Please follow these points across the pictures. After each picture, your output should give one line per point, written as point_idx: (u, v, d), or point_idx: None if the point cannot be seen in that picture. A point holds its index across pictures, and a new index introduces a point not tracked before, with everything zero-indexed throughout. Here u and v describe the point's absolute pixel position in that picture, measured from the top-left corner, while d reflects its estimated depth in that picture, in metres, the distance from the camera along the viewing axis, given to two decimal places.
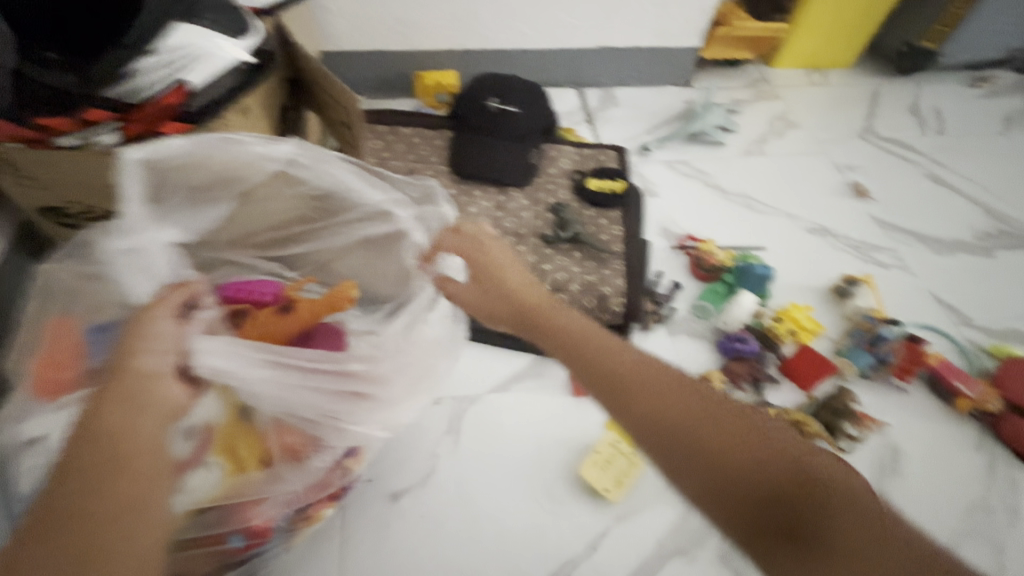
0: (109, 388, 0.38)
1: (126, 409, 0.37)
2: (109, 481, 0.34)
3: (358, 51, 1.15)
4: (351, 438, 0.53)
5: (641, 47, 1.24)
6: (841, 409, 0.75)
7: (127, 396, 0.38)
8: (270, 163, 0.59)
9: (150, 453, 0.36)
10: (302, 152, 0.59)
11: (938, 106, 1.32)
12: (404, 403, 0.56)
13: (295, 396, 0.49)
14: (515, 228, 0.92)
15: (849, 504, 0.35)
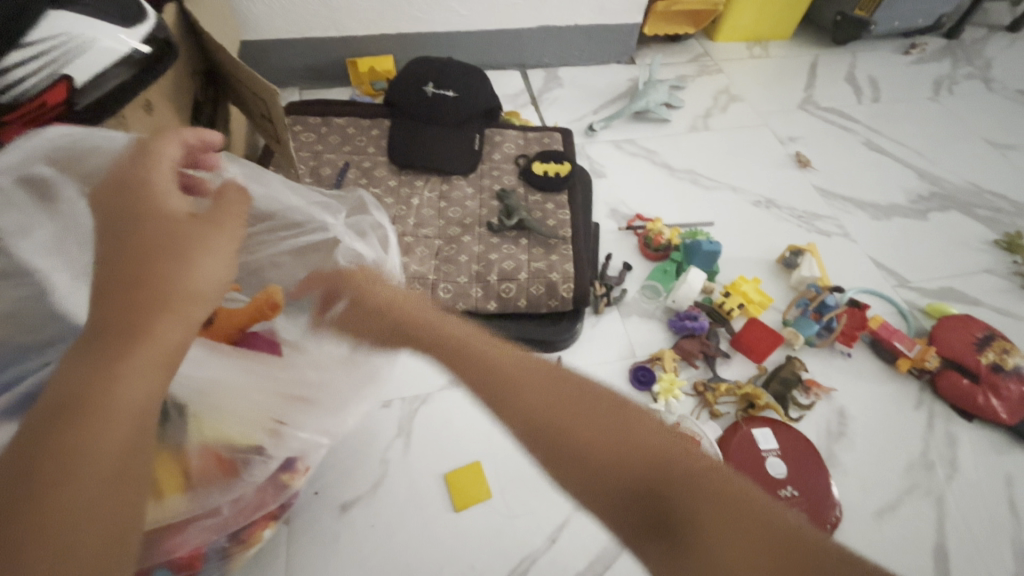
0: (125, 322, 0.31)
1: (131, 369, 0.31)
2: (66, 467, 0.28)
3: (283, 38, 1.08)
4: (294, 447, 0.50)
5: (582, 25, 1.21)
6: (791, 379, 0.76)
7: (121, 335, 0.31)
8: None
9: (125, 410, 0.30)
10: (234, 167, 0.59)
11: (873, 74, 1.35)
12: (349, 403, 0.53)
13: (240, 398, 0.44)
14: (460, 217, 0.89)
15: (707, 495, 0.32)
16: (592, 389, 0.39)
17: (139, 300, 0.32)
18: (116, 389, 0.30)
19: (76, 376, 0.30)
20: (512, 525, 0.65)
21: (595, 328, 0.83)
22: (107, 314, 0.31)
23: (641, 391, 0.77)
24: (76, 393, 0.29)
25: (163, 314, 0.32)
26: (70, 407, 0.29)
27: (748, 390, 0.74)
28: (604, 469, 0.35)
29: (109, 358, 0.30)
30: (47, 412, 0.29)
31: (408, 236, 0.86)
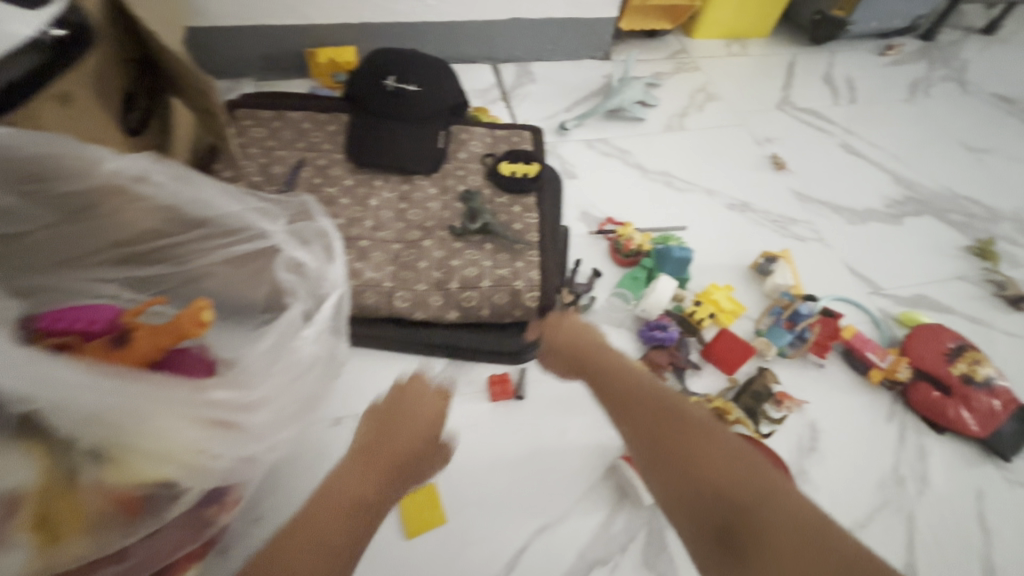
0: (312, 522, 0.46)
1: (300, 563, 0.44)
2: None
3: (236, 25, 1.02)
4: (215, 478, 0.44)
5: (556, 18, 1.17)
6: (761, 392, 0.74)
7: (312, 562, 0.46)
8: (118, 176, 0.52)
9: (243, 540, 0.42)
10: (159, 168, 0.53)
11: (850, 75, 1.33)
12: (283, 422, 0.48)
13: (144, 426, 0.39)
14: (421, 220, 0.84)
15: (774, 510, 0.39)
16: (671, 414, 0.48)
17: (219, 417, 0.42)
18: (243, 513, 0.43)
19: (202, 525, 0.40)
20: (467, 552, 0.61)
21: None
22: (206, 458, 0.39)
23: None
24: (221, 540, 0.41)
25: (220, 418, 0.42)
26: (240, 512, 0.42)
27: (717, 404, 0.71)
28: (708, 483, 0.42)
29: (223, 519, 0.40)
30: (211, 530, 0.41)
31: (365, 239, 0.81)
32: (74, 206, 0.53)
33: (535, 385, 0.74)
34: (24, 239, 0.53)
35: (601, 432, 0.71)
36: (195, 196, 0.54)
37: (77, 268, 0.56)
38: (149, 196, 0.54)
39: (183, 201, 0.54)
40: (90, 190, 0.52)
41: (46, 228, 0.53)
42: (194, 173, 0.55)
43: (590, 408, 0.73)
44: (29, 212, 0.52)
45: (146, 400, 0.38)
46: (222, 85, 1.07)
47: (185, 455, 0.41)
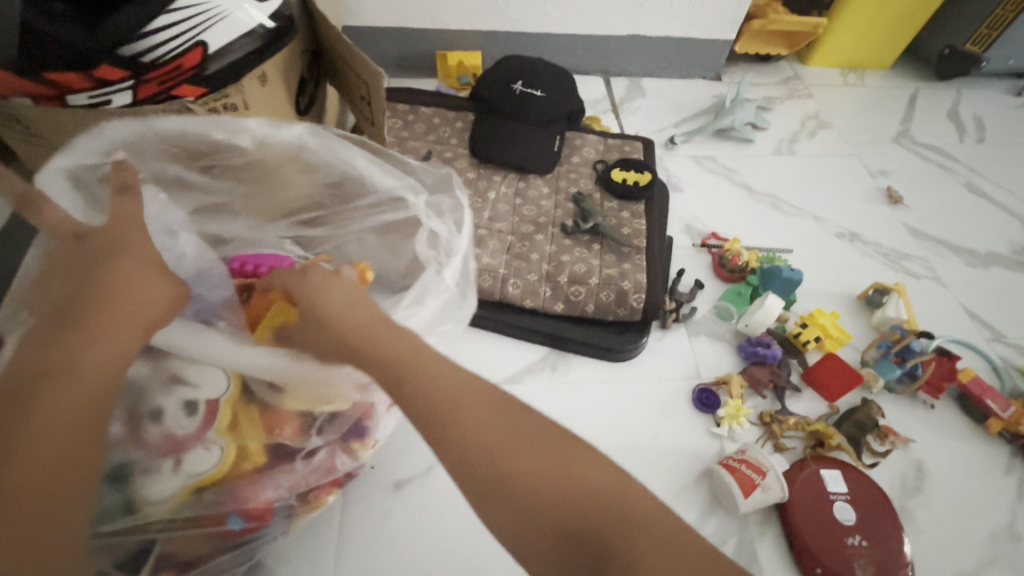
0: None
1: None
2: None
3: (380, 26, 1.12)
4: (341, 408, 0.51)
5: (672, 37, 1.20)
6: (865, 423, 0.72)
7: None
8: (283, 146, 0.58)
9: (54, 432, 0.34)
10: (313, 136, 0.58)
11: (979, 113, 1.26)
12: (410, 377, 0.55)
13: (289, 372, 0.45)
14: (534, 215, 0.89)
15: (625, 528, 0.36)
16: (491, 403, 0.41)
17: (84, 317, 0.39)
18: (63, 395, 0.35)
19: (11, 400, 0.34)
20: None
21: (660, 342, 0.82)
22: (52, 354, 0.36)
23: (703, 414, 0.75)
24: (12, 418, 0.34)
25: (112, 320, 0.39)
26: (35, 384, 0.35)
27: (818, 427, 0.71)
28: (557, 497, 0.37)
29: (14, 410, 0.34)
30: (11, 396, 0.35)
31: (482, 228, 0.87)
32: (263, 175, 0.62)
33: (633, 385, 0.77)
34: (231, 207, 0.64)
35: (694, 438, 0.72)
36: (343, 161, 0.59)
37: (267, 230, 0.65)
38: (314, 163, 0.61)
39: (333, 164, 0.60)
40: (268, 160, 0.60)
41: (244, 195, 0.64)
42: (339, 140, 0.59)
43: (685, 413, 0.75)
44: (226, 183, 0.62)
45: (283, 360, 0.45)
46: None
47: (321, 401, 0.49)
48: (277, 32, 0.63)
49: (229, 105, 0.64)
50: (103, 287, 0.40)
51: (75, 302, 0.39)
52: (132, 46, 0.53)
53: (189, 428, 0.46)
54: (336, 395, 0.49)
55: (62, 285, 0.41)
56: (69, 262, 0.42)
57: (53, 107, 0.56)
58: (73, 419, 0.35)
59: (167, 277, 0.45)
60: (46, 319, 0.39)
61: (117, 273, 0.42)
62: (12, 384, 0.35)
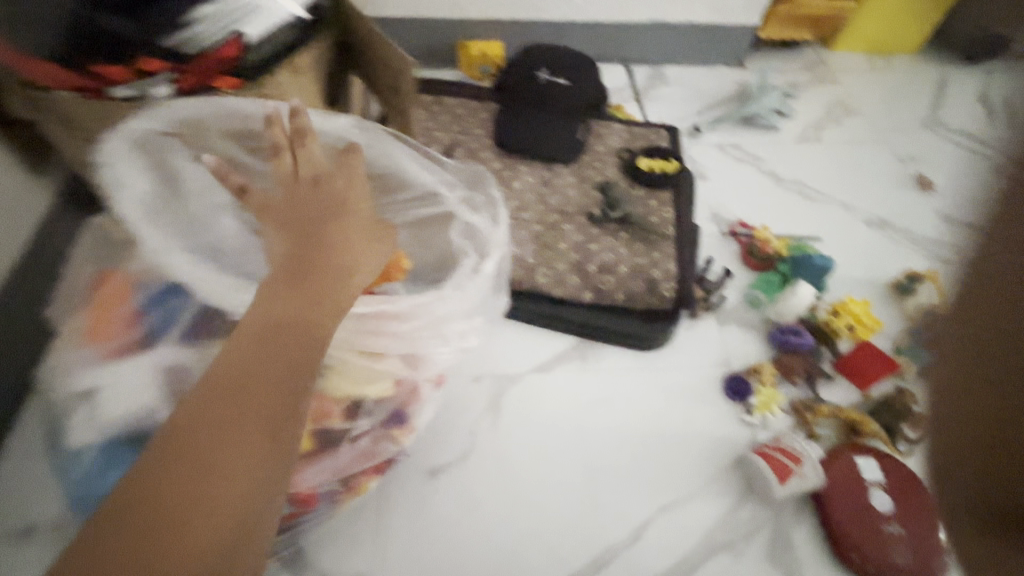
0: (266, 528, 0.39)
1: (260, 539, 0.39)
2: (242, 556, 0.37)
3: (402, 16, 1.12)
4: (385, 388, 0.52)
5: (695, 23, 1.18)
6: (900, 410, 0.72)
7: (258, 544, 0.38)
8: (326, 137, 0.59)
9: (292, 378, 0.41)
10: (359, 129, 0.60)
11: (1010, 98, 1.24)
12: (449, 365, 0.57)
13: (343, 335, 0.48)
14: (560, 205, 0.89)
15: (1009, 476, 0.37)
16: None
17: (316, 278, 0.45)
18: (300, 345, 0.42)
19: (261, 338, 0.41)
20: (596, 516, 0.65)
21: (690, 331, 0.81)
22: (291, 306, 0.43)
23: (735, 402, 0.74)
24: (263, 355, 0.40)
25: (336, 287, 0.45)
26: (278, 330, 0.42)
27: (853, 415, 0.71)
28: None
29: (267, 349, 0.41)
30: (261, 334, 0.41)
31: (508, 218, 0.87)
32: None
33: (664, 375, 0.76)
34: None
35: (726, 426, 0.72)
36: (387, 155, 0.62)
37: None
38: (355, 156, 0.62)
39: (374, 158, 0.62)
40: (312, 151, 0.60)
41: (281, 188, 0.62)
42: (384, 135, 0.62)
43: (717, 401, 0.74)
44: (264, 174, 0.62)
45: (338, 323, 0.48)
46: None
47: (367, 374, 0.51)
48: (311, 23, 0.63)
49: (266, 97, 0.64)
50: (327, 252, 0.47)
51: (308, 263, 0.46)
52: (172, 35, 0.54)
53: None
54: (384, 374, 0.51)
55: (293, 241, 0.47)
56: (294, 221, 0.48)
57: (95, 101, 0.57)
58: (304, 367, 0.42)
59: (378, 247, 0.51)
60: (290, 267, 0.45)
61: (344, 242, 0.48)
62: (264, 327, 0.42)
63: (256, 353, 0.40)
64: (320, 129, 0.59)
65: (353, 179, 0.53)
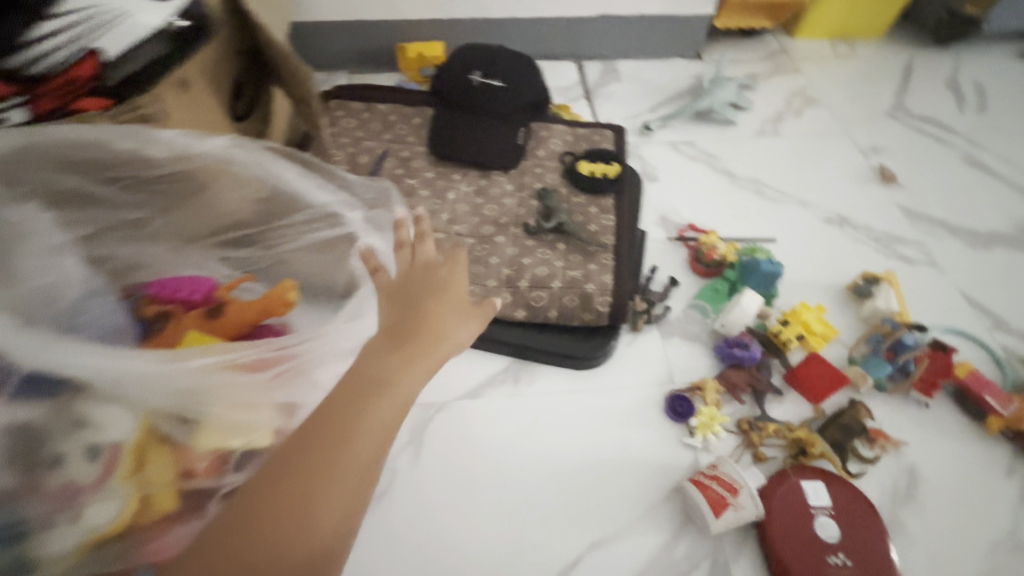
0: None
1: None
2: None
3: (335, 19, 1.06)
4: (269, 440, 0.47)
5: (646, 15, 1.13)
6: (852, 427, 0.67)
7: None
8: (201, 159, 0.54)
9: (377, 439, 0.42)
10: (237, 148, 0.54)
11: (981, 80, 1.18)
12: None
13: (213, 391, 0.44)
14: (495, 215, 0.84)
15: None
16: None
17: (413, 346, 0.46)
18: (387, 408, 0.43)
19: (356, 396, 0.43)
20: (521, 556, 0.60)
21: (631, 346, 0.76)
22: (385, 368, 0.44)
23: (676, 423, 0.70)
24: (354, 413, 0.42)
25: (427, 358, 0.46)
26: (374, 391, 0.43)
27: (801, 435, 0.66)
28: None
29: (359, 406, 0.42)
30: (356, 391, 0.43)
31: (440, 232, 0.82)
32: (186, 191, 0.56)
33: (601, 396, 0.72)
34: (147, 226, 0.57)
35: (666, 450, 0.68)
36: (273, 174, 0.57)
37: (188, 253, 0.58)
38: (240, 177, 0.56)
39: (260, 178, 0.57)
40: (192, 174, 0.55)
41: (162, 215, 0.57)
42: (275, 154, 0.57)
43: (657, 423, 0.70)
44: (140, 201, 0.56)
45: (206, 375, 0.43)
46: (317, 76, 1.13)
47: (242, 427, 0.46)
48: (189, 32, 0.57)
49: (149, 116, 0.59)
50: (425, 322, 0.47)
51: (406, 328, 0.47)
52: (14, 56, 0.48)
53: (92, 476, 0.43)
54: (257, 424, 0.46)
55: (398, 307, 0.48)
56: (398, 294, 0.49)
57: None
58: (387, 430, 0.43)
59: (473, 325, 0.51)
60: (390, 330, 0.47)
61: (442, 314, 0.48)
62: (356, 384, 0.43)
63: (351, 409, 0.42)
64: (193, 149, 0.53)
65: (455, 266, 0.52)
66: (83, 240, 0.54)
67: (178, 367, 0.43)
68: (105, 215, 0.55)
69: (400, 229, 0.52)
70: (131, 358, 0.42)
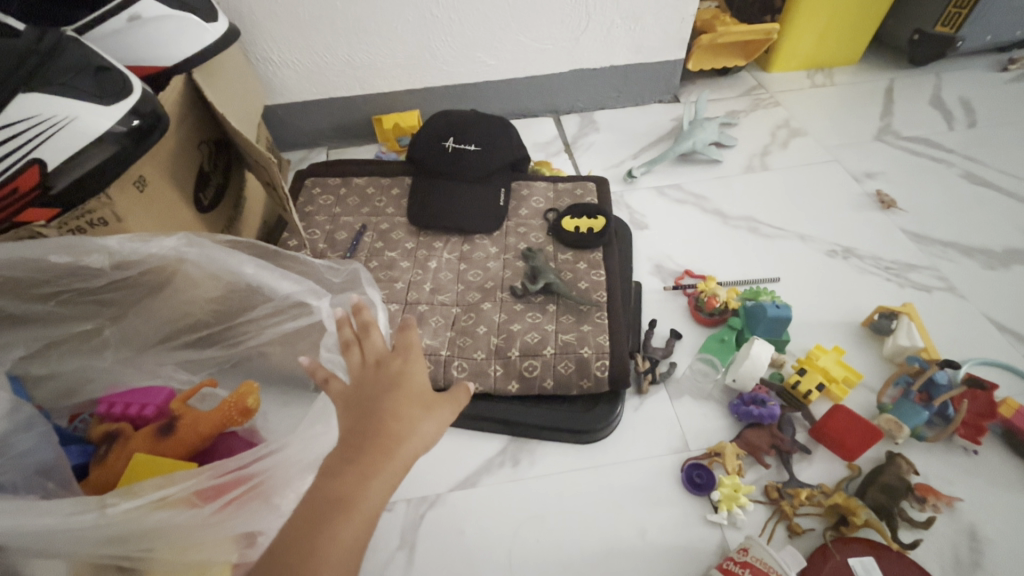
0: None
1: None
2: None
3: (309, 99, 1.07)
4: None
5: (617, 65, 1.13)
6: (895, 486, 0.59)
7: None
8: (154, 260, 0.52)
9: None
10: (188, 246, 0.52)
11: (965, 95, 1.16)
12: None
13: (153, 533, 0.38)
14: (480, 281, 0.80)
15: None
16: None
17: (373, 450, 0.38)
18: (347, 531, 0.35)
19: (307, 525, 0.35)
20: None
21: (639, 411, 0.70)
22: (339, 484, 0.36)
23: (697, 498, 0.62)
24: (304, 545, 0.34)
25: (391, 465, 0.38)
26: (328, 514, 0.35)
27: (838, 500, 0.58)
28: None
29: (312, 538, 0.34)
30: (308, 519, 0.35)
31: (423, 303, 0.77)
32: (137, 296, 0.56)
33: (609, 472, 0.65)
34: (98, 336, 0.57)
35: (688, 530, 0.60)
36: (228, 268, 0.53)
37: (143, 360, 0.58)
38: (195, 276, 0.54)
39: (217, 274, 0.54)
40: (142, 279, 0.55)
41: (114, 323, 0.57)
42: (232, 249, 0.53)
43: (674, 499, 0.62)
44: (89, 312, 0.56)
45: (140, 518, 0.38)
46: (296, 156, 1.13)
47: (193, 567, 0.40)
48: (138, 131, 0.56)
49: (96, 220, 0.57)
50: (382, 422, 0.39)
51: (363, 434, 0.39)
52: None
53: None
54: (212, 560, 0.40)
55: (354, 412, 0.40)
56: (354, 401, 0.41)
57: None
58: (353, 560, 0.35)
59: (445, 415, 0.43)
60: (345, 440, 0.39)
61: (403, 410, 0.40)
62: (308, 509, 0.35)
63: (300, 540, 0.34)
64: (135, 254, 0.51)
65: (413, 354, 0.45)
66: (26, 357, 0.54)
67: (101, 517, 0.37)
68: (54, 329, 0.55)
69: (341, 328, 0.46)
70: (41, 514, 0.36)
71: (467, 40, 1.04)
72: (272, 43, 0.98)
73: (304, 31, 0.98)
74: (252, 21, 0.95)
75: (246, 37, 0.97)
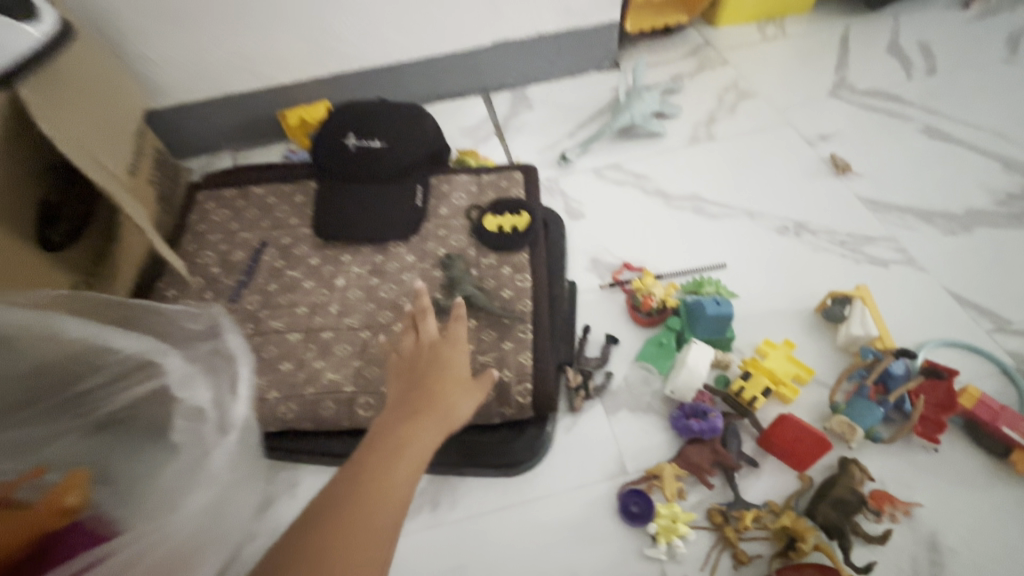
0: None
1: None
2: None
3: (201, 98, 0.95)
4: None
5: (547, 33, 1.02)
6: (848, 500, 0.53)
7: None
8: None
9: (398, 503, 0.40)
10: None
11: (925, 39, 1.07)
12: None
13: None
14: (393, 297, 0.71)
15: None
16: None
17: (427, 407, 0.47)
18: (404, 470, 0.41)
19: (377, 455, 0.42)
20: None
21: (572, 432, 0.63)
22: (402, 430, 0.44)
23: (633, 529, 0.56)
24: (374, 471, 0.41)
25: (440, 423, 0.47)
26: (393, 451, 0.42)
27: (787, 523, 0.53)
28: None
29: (379, 466, 0.41)
30: (377, 452, 0.42)
31: (328, 328, 0.69)
32: None
33: (538, 507, 0.58)
34: None
35: (623, 568, 0.54)
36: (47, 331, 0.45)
37: None
38: (15, 343, 0.46)
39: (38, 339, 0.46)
40: None
41: None
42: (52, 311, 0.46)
43: (609, 533, 0.56)
44: None
45: None
46: (198, 163, 1.01)
47: None
48: None
49: None
50: (434, 389, 0.50)
51: (420, 398, 0.48)
52: None
53: None
54: None
55: (411, 382, 0.51)
56: (412, 371, 0.52)
57: None
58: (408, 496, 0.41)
59: (478, 400, 0.52)
60: (405, 401, 0.48)
61: (449, 382, 0.51)
62: (377, 445, 0.43)
63: (356, 482, 0.40)
64: None
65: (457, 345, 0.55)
66: None
67: None
68: None
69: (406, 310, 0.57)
70: None
71: (372, 17, 0.92)
72: (146, 38, 0.86)
73: (178, 21, 0.85)
74: (114, 15, 0.83)
75: (110, 34, 0.84)
